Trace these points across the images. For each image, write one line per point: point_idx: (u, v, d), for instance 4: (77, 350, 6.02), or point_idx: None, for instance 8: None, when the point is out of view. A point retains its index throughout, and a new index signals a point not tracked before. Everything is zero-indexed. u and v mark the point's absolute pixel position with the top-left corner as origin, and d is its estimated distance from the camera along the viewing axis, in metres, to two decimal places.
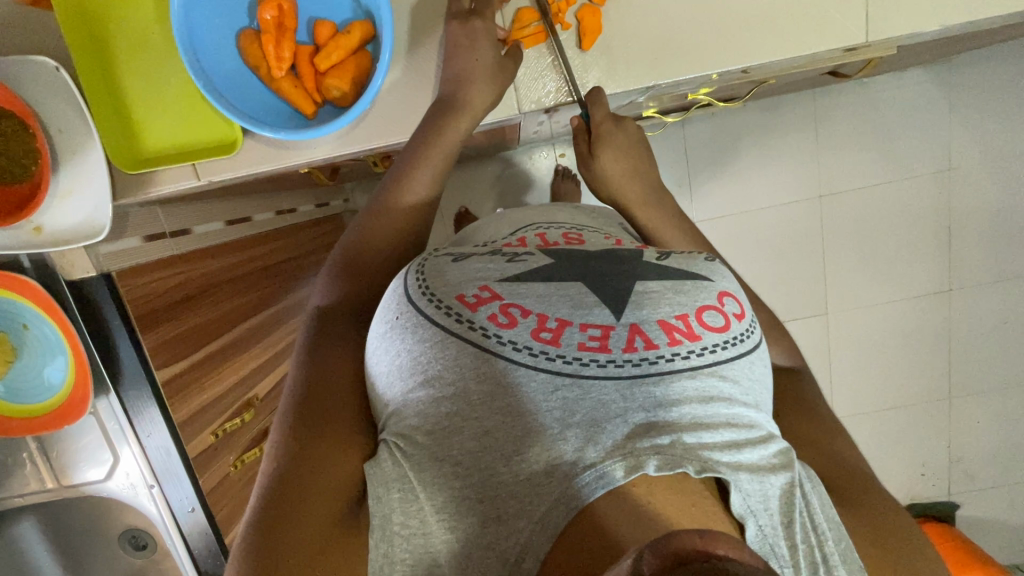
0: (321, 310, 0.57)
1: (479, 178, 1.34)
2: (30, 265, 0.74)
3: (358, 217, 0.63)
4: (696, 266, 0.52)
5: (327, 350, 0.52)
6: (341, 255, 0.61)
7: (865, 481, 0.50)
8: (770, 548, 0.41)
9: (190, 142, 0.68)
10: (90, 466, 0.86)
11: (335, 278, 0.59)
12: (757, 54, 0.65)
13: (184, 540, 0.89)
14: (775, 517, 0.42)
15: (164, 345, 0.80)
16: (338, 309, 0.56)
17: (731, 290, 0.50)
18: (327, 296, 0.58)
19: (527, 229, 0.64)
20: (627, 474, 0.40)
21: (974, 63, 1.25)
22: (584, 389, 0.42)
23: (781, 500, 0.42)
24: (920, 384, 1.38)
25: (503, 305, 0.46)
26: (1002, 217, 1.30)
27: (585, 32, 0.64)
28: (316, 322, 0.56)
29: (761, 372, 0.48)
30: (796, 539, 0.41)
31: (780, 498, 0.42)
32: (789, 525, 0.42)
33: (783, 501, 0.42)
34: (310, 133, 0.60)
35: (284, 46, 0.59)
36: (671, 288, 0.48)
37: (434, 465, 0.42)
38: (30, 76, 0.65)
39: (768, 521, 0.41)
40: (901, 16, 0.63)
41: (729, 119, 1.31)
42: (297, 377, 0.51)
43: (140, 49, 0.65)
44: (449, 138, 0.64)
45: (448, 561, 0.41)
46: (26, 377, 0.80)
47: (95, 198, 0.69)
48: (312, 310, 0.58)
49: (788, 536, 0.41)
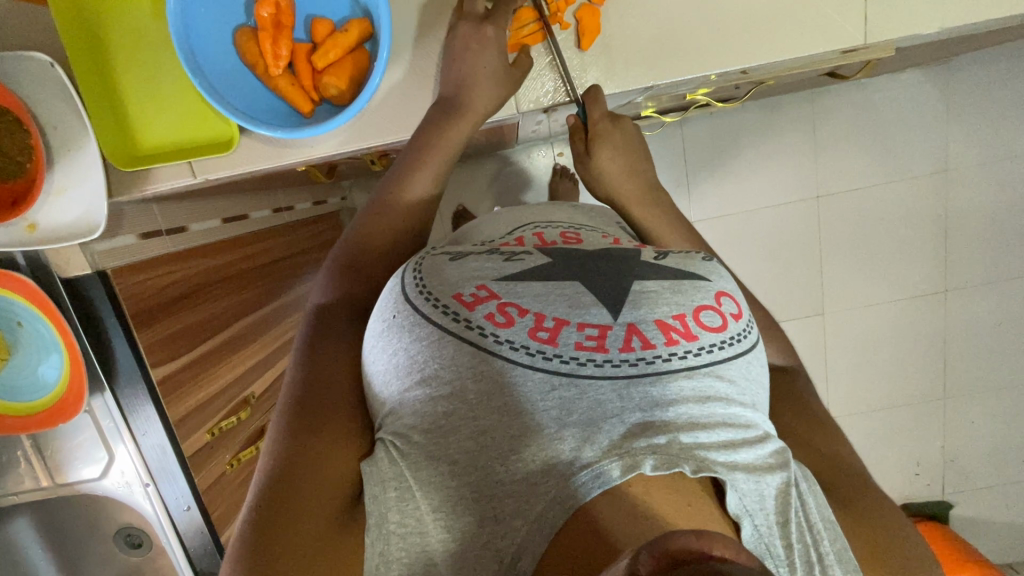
0: (319, 308, 0.57)
1: (478, 176, 1.34)
2: (25, 262, 0.73)
3: (357, 216, 0.63)
4: (694, 266, 0.52)
5: (325, 348, 0.52)
6: (340, 253, 0.60)
7: (862, 482, 0.50)
8: (765, 548, 0.41)
9: (188, 139, 0.68)
10: (84, 464, 0.86)
11: (333, 276, 0.59)
12: (756, 55, 0.65)
13: (180, 539, 0.89)
14: (771, 516, 0.42)
15: (160, 343, 0.80)
16: (334, 306, 0.56)
17: (729, 290, 0.50)
18: (325, 293, 0.58)
19: (524, 229, 0.64)
20: (624, 473, 0.40)
21: (973, 64, 1.25)
22: (581, 389, 0.42)
23: (777, 500, 0.42)
24: (915, 384, 1.39)
25: (499, 304, 0.46)
26: (999, 217, 1.31)
27: (584, 32, 0.63)
28: (314, 319, 0.55)
29: (759, 372, 0.48)
30: (792, 539, 0.41)
31: (776, 497, 0.42)
32: (785, 525, 0.42)
33: (779, 501, 0.42)
34: (308, 131, 0.59)
35: (281, 43, 0.59)
36: (668, 288, 0.48)
37: (431, 464, 0.42)
38: (25, 71, 0.65)
39: (764, 521, 0.41)
40: (900, 18, 0.63)
41: (728, 119, 1.31)
42: (294, 375, 0.50)
43: (137, 45, 0.64)
44: (448, 136, 0.64)
45: (443, 561, 0.41)
46: (21, 375, 0.80)
47: (91, 194, 0.68)
48: (309, 307, 0.57)
49: (784, 535, 0.41)
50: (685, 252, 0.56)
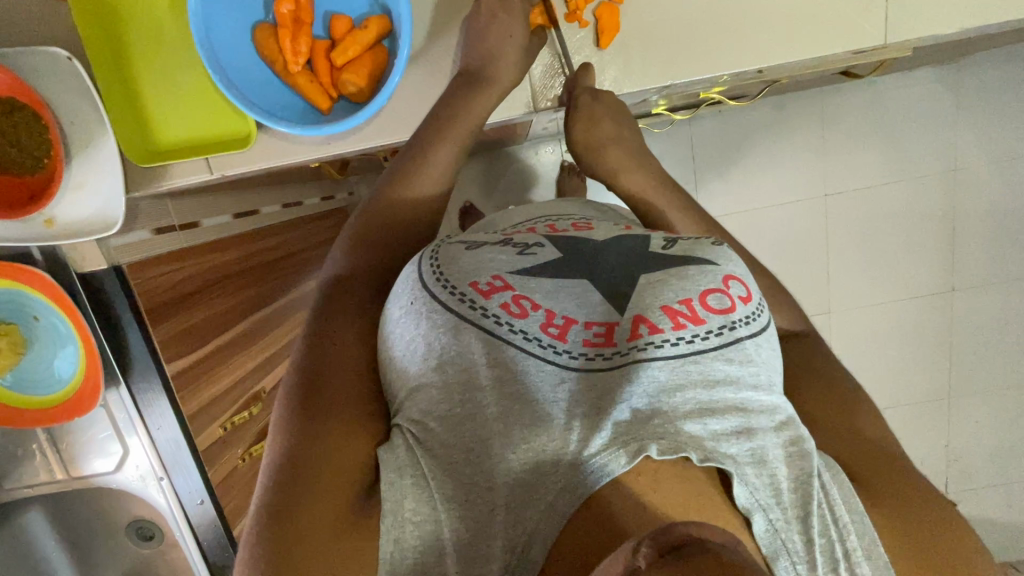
0: (325, 289, 0.56)
1: (486, 172, 1.34)
2: (41, 258, 0.74)
3: (365, 200, 0.61)
4: (702, 251, 0.52)
5: (335, 328, 0.51)
6: (347, 236, 0.59)
7: (898, 469, 0.48)
8: (781, 544, 0.41)
9: (206, 134, 0.68)
10: (98, 457, 0.87)
11: (342, 257, 0.58)
12: (776, 55, 0.65)
13: (193, 531, 0.90)
14: (788, 512, 0.42)
15: (176, 338, 0.81)
16: (344, 284, 0.55)
17: (738, 273, 0.50)
18: (334, 271, 0.57)
19: (536, 221, 0.63)
20: (630, 460, 0.40)
21: (981, 64, 1.25)
22: (592, 380, 0.44)
23: (796, 494, 0.43)
24: (920, 383, 1.39)
25: (514, 295, 0.47)
26: (1004, 218, 1.31)
27: (602, 29, 0.63)
28: (325, 297, 0.55)
29: (771, 355, 0.48)
30: (812, 534, 0.42)
31: (792, 489, 0.43)
32: (805, 519, 0.42)
33: (795, 495, 0.43)
34: (327, 128, 0.59)
35: (300, 40, 0.59)
36: (674, 275, 0.48)
37: (446, 452, 0.43)
38: (42, 66, 0.64)
39: (780, 515, 0.42)
40: (919, 19, 0.63)
41: (737, 116, 1.31)
42: (300, 355, 0.50)
43: (155, 42, 0.65)
44: (468, 121, 0.63)
45: (454, 550, 0.41)
46: (36, 369, 0.80)
47: (108, 190, 0.68)
48: (319, 284, 0.57)
49: (803, 531, 0.42)
50: (696, 237, 0.56)
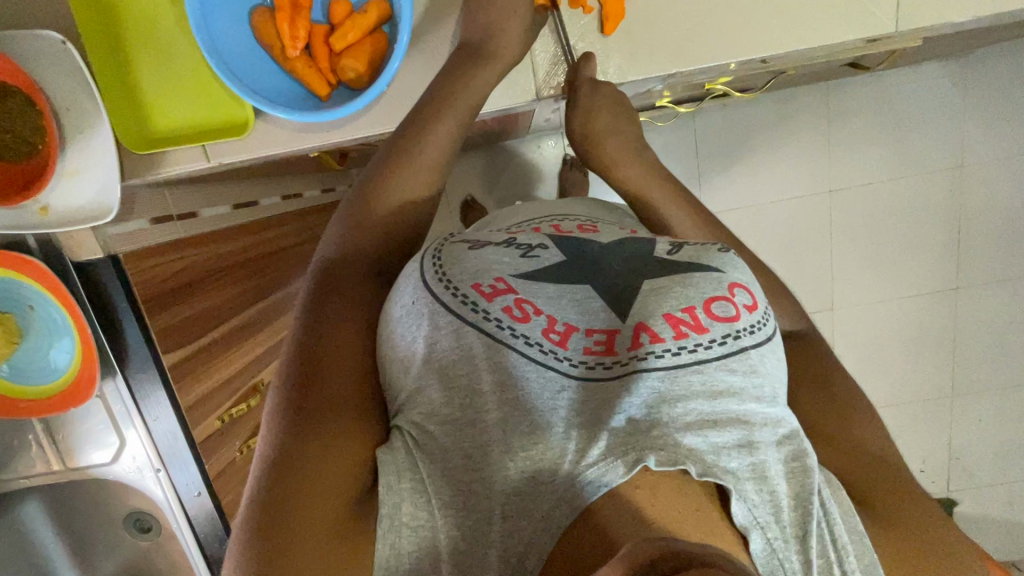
0: (320, 273, 0.55)
1: (487, 167, 1.33)
2: (36, 246, 0.73)
3: (357, 185, 0.60)
4: (708, 258, 0.50)
5: (330, 317, 0.50)
6: (341, 219, 0.58)
7: (901, 476, 0.48)
8: (778, 564, 0.40)
9: (205, 122, 0.67)
10: (95, 449, 0.86)
11: (338, 240, 0.56)
12: (785, 42, 0.63)
13: (191, 524, 0.89)
14: (787, 530, 0.41)
15: (173, 327, 0.81)
16: (340, 271, 0.54)
17: (744, 280, 0.48)
18: (329, 255, 0.56)
19: (541, 221, 0.62)
20: (628, 470, 0.40)
21: (987, 59, 1.24)
22: (592, 390, 0.43)
23: (795, 513, 0.42)
24: (923, 381, 1.37)
25: (517, 298, 0.46)
26: (1010, 214, 1.30)
27: (607, 16, 0.62)
28: (321, 282, 0.54)
29: (776, 366, 0.47)
30: (810, 554, 0.41)
31: (792, 506, 0.42)
32: (803, 539, 0.41)
33: (795, 513, 0.42)
34: (325, 114, 0.58)
35: (298, 24, 0.58)
36: (679, 283, 0.47)
37: (445, 457, 0.42)
38: (36, 51, 0.63)
39: (778, 534, 0.41)
40: (931, 7, 0.62)
41: (742, 109, 1.29)
42: (295, 343, 0.49)
43: (152, 27, 0.64)
44: (466, 101, 0.61)
45: (448, 559, 0.40)
46: (31, 359, 0.79)
47: (103, 178, 0.67)
48: (313, 268, 0.56)
49: (802, 551, 0.41)
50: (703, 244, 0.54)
